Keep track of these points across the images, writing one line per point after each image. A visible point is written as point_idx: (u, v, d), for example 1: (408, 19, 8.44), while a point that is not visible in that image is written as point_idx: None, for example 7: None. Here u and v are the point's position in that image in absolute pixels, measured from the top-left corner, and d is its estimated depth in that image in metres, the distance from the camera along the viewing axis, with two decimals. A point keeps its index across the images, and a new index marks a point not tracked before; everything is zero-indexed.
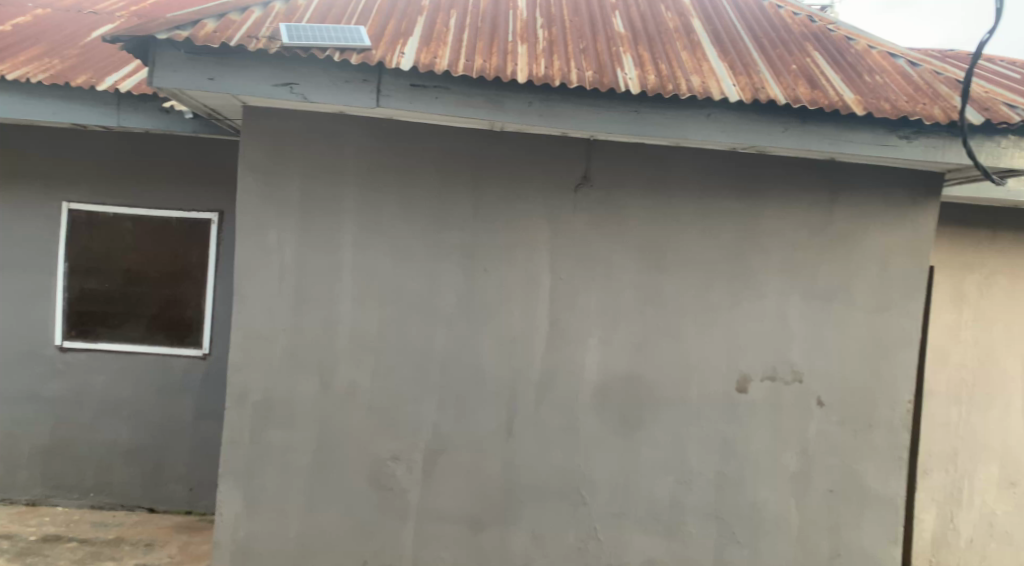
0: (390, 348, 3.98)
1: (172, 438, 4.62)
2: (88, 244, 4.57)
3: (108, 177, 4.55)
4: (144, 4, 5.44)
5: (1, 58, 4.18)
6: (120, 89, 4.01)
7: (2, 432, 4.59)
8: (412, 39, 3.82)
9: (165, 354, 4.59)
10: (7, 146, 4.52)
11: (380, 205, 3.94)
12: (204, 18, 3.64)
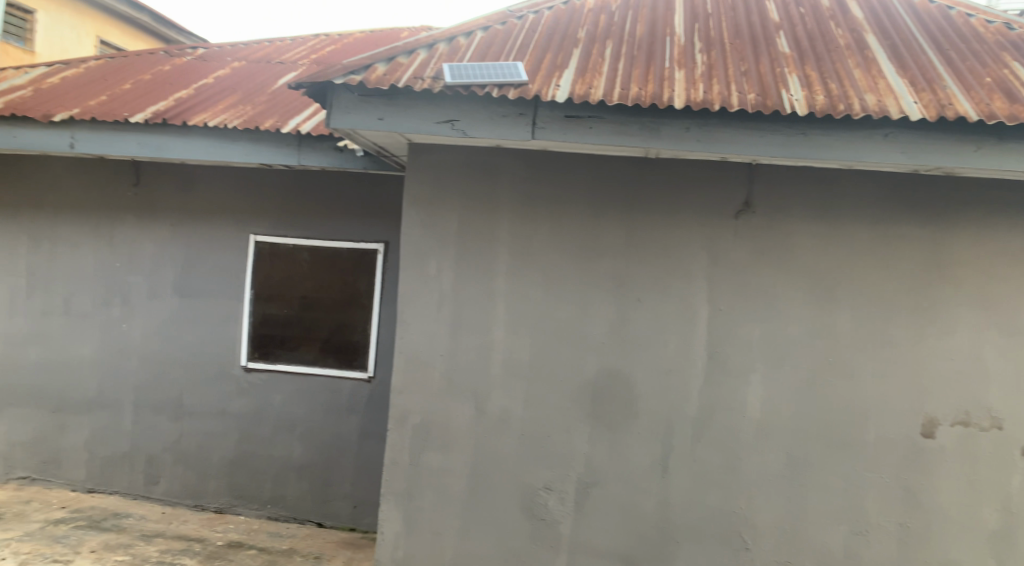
0: (544, 378, 3.99)
1: (341, 456, 4.90)
2: (271, 273, 4.99)
3: (289, 212, 4.97)
4: (323, 52, 5.95)
5: (204, 108, 4.72)
6: (301, 130, 4.37)
7: (196, 443, 5.06)
8: (567, 71, 3.86)
9: (337, 376, 4.89)
10: (206, 184, 5.06)
11: (534, 235, 3.99)
12: (375, 63, 3.85)
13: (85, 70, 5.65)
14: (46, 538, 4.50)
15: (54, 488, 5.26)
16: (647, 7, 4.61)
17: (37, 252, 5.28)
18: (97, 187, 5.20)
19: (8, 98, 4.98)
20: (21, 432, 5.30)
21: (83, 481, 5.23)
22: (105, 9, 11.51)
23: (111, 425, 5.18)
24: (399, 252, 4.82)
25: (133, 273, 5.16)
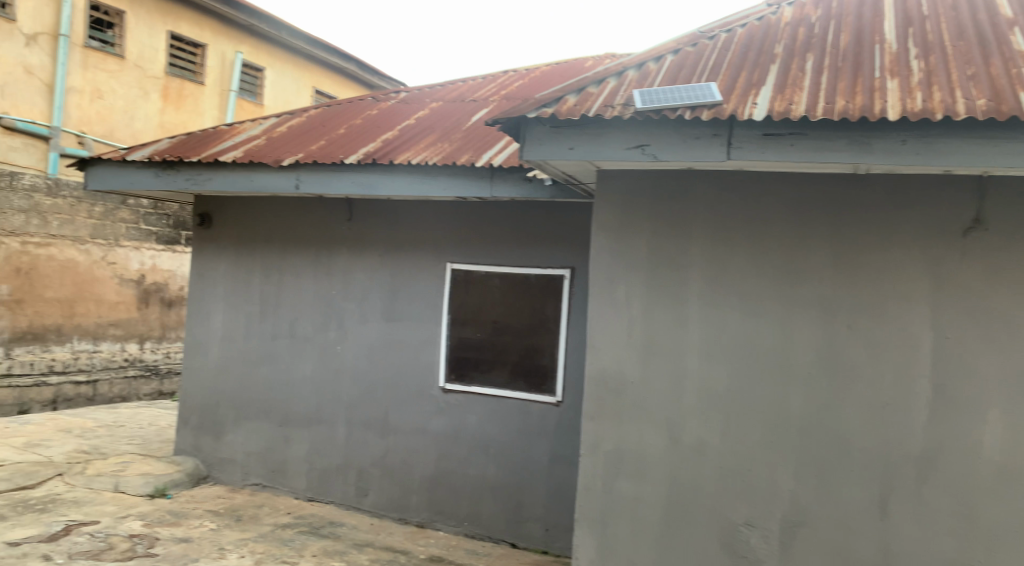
0: (744, 408, 3.82)
1: (533, 479, 4.97)
2: (466, 299, 5.22)
3: (482, 241, 5.18)
4: (512, 87, 6.21)
5: (407, 147, 5.06)
6: (492, 163, 4.54)
7: (400, 460, 5.37)
8: (765, 88, 3.71)
9: (527, 400, 4.99)
10: (407, 217, 5.42)
11: (730, 260, 3.85)
12: (566, 94, 3.92)
13: (306, 119, 6.27)
14: (275, 540, 4.95)
15: (281, 495, 5.80)
16: (851, 14, 4.33)
17: (269, 282, 5.92)
18: (316, 223, 5.74)
19: (246, 147, 5.65)
20: (254, 443, 5.92)
21: (304, 490, 5.72)
22: (322, 64, 13.41)
23: (327, 440, 5.64)
24: (587, 278, 4.86)
25: (346, 300, 5.62)
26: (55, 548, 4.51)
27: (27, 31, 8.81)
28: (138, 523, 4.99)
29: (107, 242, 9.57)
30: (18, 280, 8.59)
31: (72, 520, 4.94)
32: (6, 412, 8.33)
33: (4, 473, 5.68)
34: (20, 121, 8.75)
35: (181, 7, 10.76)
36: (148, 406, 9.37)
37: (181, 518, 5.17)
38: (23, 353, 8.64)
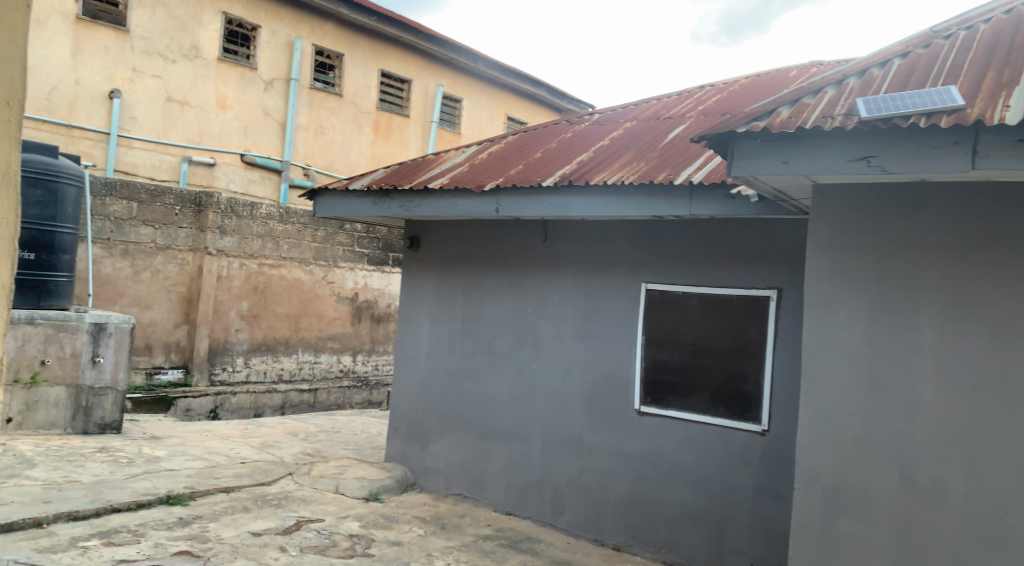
0: (991, 448, 3.42)
1: (735, 508, 4.76)
2: (661, 320, 5.13)
3: (680, 261, 5.08)
4: (709, 102, 6.08)
5: (605, 167, 5.10)
6: (692, 180, 4.43)
7: (596, 480, 5.37)
8: (1019, 88, 3.33)
9: (728, 426, 4.80)
10: (603, 237, 5.46)
11: (972, 282, 3.49)
12: (779, 107, 3.74)
13: (506, 145, 6.50)
14: (478, 551, 5.10)
15: (480, 507, 5.98)
16: None
17: (470, 300, 6.19)
18: (516, 244, 5.93)
19: (452, 174, 5.96)
20: (457, 454, 6.17)
21: (502, 503, 5.87)
22: (514, 91, 13.84)
23: (525, 456, 5.77)
24: (794, 300, 4.60)
25: (542, 319, 5.75)
26: (290, 541, 4.95)
27: (265, 78, 10.12)
28: (357, 524, 5.36)
29: (327, 263, 10.44)
30: (255, 297, 9.64)
31: (302, 517, 5.41)
32: (244, 414, 9.29)
33: (245, 469, 6.36)
34: (259, 157, 10.01)
35: (389, 47, 11.60)
36: (360, 414, 10.04)
37: (393, 522, 5.49)
38: (258, 363, 9.76)
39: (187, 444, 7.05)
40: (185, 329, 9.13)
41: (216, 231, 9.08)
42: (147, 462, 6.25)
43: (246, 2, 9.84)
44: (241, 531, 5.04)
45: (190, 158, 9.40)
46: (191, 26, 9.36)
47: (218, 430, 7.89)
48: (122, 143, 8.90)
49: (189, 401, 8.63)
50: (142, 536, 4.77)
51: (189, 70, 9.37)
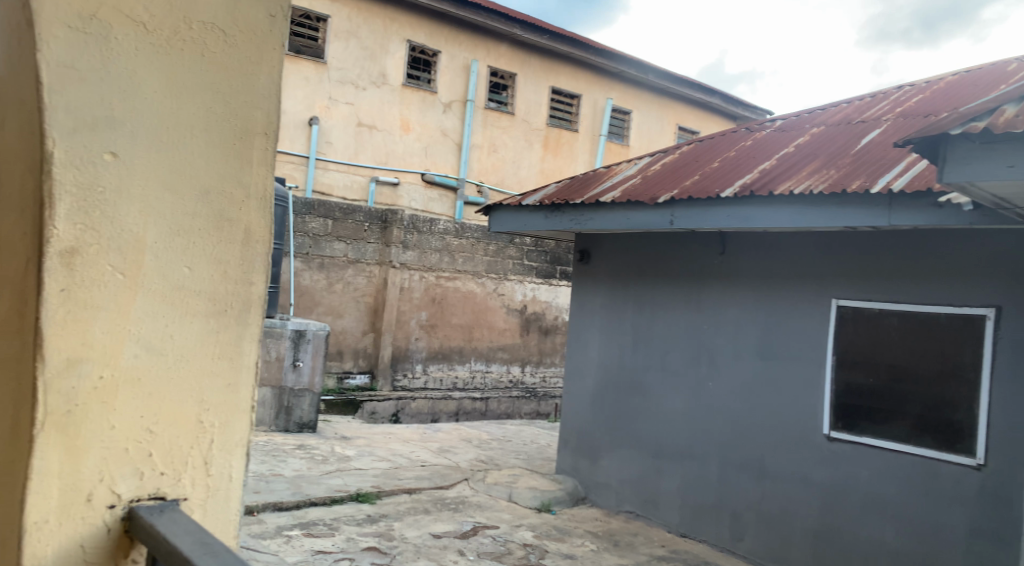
0: None
1: (943, 548, 4.32)
2: (855, 339, 4.80)
3: (875, 276, 4.73)
4: (908, 103, 5.63)
5: (790, 176, 4.85)
6: (892, 188, 4.10)
7: (780, 507, 5.09)
8: None
9: (934, 458, 4.38)
10: (788, 250, 5.20)
11: None
12: (1003, 105, 3.38)
13: (680, 156, 6.37)
14: None
15: (653, 526, 5.82)
16: None
17: (643, 314, 6.10)
18: (692, 257, 5.78)
19: (624, 186, 5.91)
20: (629, 470, 6.06)
21: (678, 525, 5.67)
22: (686, 101, 13.51)
23: (701, 476, 5.56)
24: (1015, 320, 4.13)
25: (720, 334, 5.56)
26: (467, 545, 5.08)
27: (444, 100, 10.59)
28: (530, 534, 5.41)
29: (498, 275, 10.63)
30: (433, 308, 10.06)
31: (478, 522, 5.54)
32: (422, 420, 9.43)
33: (425, 473, 6.62)
34: (437, 176, 10.46)
35: (560, 64, 11.75)
36: (529, 425, 9.82)
37: (566, 535, 5.48)
38: (435, 370, 10.14)
39: (372, 445, 7.47)
40: (371, 336, 9.69)
41: (399, 245, 9.59)
42: (339, 460, 6.67)
43: (428, 29, 10.36)
44: (423, 532, 5.24)
45: (377, 178, 9.99)
46: (379, 55, 9.98)
47: (400, 433, 8.27)
48: (319, 165, 9.62)
49: (374, 404, 9.01)
50: (335, 529, 5.09)
51: (376, 96, 9.99)
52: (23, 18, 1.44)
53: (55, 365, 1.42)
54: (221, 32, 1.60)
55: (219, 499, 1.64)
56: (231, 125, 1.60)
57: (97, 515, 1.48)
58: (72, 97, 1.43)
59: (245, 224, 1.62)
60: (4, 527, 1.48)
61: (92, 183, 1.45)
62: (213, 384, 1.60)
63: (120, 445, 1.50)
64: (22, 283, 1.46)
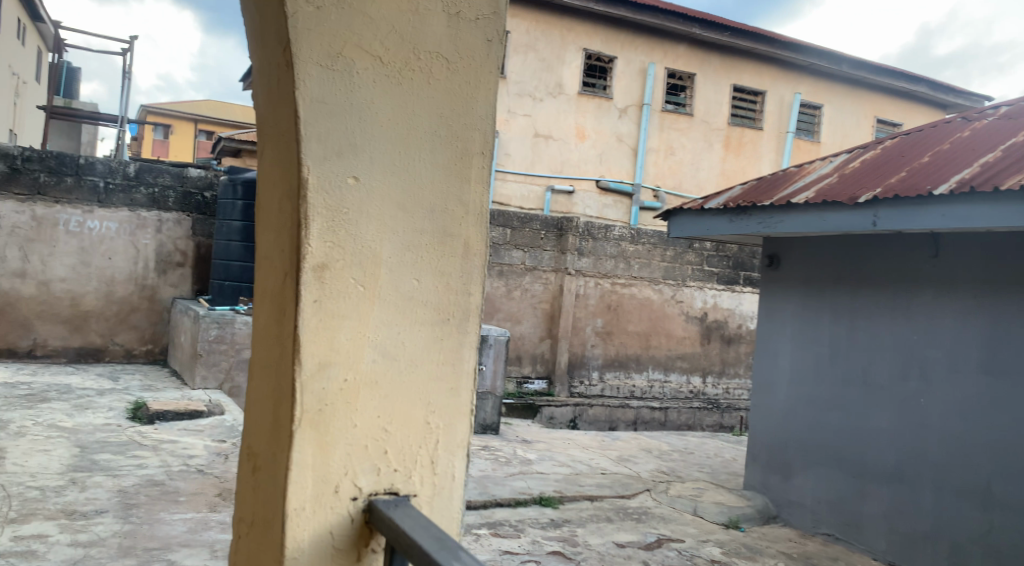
0: None
1: None
2: None
3: None
4: None
5: (1020, 169, 4.37)
6: None
7: (1012, 541, 4.58)
8: None
9: None
10: (1016, 253, 4.69)
11: None
12: None
13: (882, 151, 5.91)
14: None
15: (856, 552, 5.44)
16: None
17: (841, 324, 5.73)
18: (897, 260, 5.36)
19: (818, 186, 5.58)
20: (826, 490, 5.71)
21: (884, 552, 5.27)
22: (886, 91, 12.50)
23: (911, 501, 5.13)
24: None
25: (932, 346, 5.10)
26: (652, 557, 5.01)
27: (620, 106, 10.57)
28: (718, 550, 5.22)
29: (676, 282, 10.11)
30: (609, 315, 9.77)
31: (663, 534, 5.43)
32: (601, 426, 9.35)
33: (606, 481, 6.47)
34: (612, 182, 10.47)
35: (743, 61, 11.33)
36: (712, 437, 9.30)
37: (757, 554, 5.22)
38: (612, 378, 9.83)
39: (553, 450, 7.44)
40: (548, 342, 9.55)
41: (574, 252, 9.44)
42: (522, 463, 6.78)
43: (605, 36, 10.39)
44: (607, 540, 5.23)
45: (552, 187, 10.22)
46: (557, 65, 10.14)
47: (579, 439, 8.17)
48: (498, 178, 10.01)
49: (552, 409, 9.08)
50: (521, 531, 5.20)
51: (554, 106, 10.17)
52: (283, 61, 1.62)
53: (310, 367, 1.59)
54: (445, 59, 1.69)
55: (444, 497, 1.75)
56: (453, 145, 1.70)
57: (343, 505, 1.64)
58: (324, 129, 1.59)
59: (465, 238, 1.72)
60: (268, 511, 1.67)
61: (339, 205, 1.61)
62: (437, 388, 1.71)
63: (361, 440, 1.65)
64: (282, 295, 1.65)
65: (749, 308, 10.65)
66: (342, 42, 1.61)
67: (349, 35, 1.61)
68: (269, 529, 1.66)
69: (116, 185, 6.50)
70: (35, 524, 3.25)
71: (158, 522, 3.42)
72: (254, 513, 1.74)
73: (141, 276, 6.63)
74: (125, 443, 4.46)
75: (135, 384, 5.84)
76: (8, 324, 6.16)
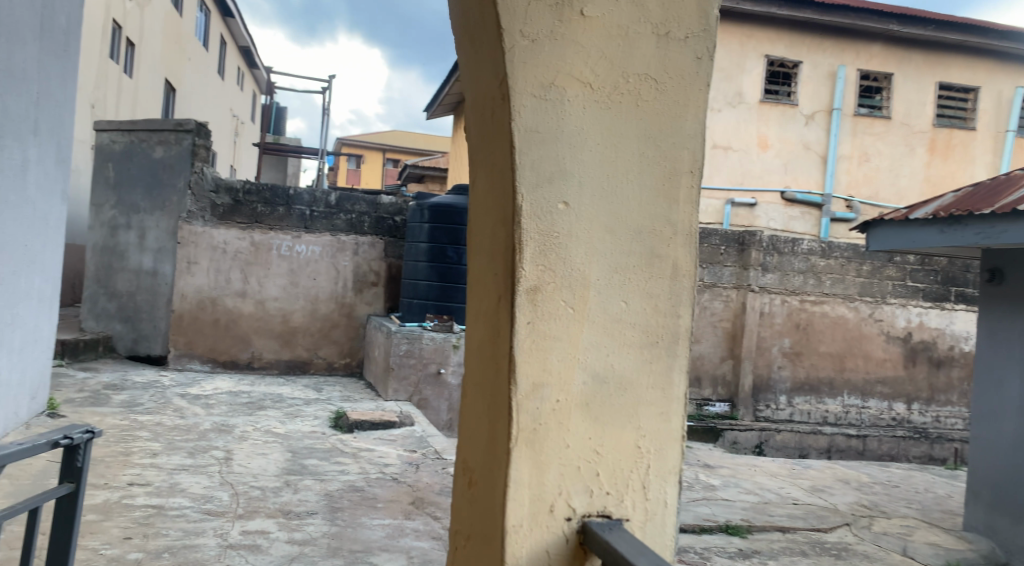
0: None
1: None
2: None
3: None
4: None
5: None
6: None
7: None
8: None
9: None
10: None
11: None
12: None
13: None
14: None
15: None
16: None
17: None
18: None
19: None
20: None
21: None
22: None
23: None
24: None
25: None
26: None
27: (806, 112, 10.04)
28: None
29: (875, 299, 9.30)
30: (797, 334, 9.23)
31: None
32: (790, 454, 8.82)
33: (799, 512, 5.98)
34: (799, 193, 9.95)
35: (949, 55, 10.37)
36: (919, 469, 8.43)
37: None
38: (802, 403, 9.29)
39: (739, 476, 7.04)
40: (731, 363, 9.20)
41: (758, 268, 9.02)
42: (705, 488, 6.47)
43: (788, 40, 9.92)
44: None
45: (733, 200, 9.84)
46: (736, 74, 9.81)
47: (766, 466, 7.64)
48: None
49: (736, 433, 8.71)
50: (707, 560, 4.87)
51: (733, 116, 9.83)
52: (498, 93, 1.69)
53: (525, 387, 1.65)
54: (653, 82, 1.71)
55: (656, 523, 1.75)
56: (661, 167, 1.72)
57: (558, 525, 1.68)
58: (537, 157, 1.65)
59: (674, 259, 1.72)
60: (484, 528, 1.74)
61: (551, 229, 1.66)
62: (647, 411, 1.73)
63: (574, 461, 1.69)
64: (496, 317, 1.71)
65: (963, 327, 9.51)
66: (554, 72, 1.66)
67: (561, 65, 1.67)
68: (487, 545, 1.72)
69: (319, 212, 7.11)
70: (259, 521, 3.58)
71: (361, 526, 3.64)
72: (471, 528, 1.81)
73: (341, 295, 7.13)
74: (329, 450, 4.80)
75: (337, 394, 6.30)
76: (232, 338, 6.85)
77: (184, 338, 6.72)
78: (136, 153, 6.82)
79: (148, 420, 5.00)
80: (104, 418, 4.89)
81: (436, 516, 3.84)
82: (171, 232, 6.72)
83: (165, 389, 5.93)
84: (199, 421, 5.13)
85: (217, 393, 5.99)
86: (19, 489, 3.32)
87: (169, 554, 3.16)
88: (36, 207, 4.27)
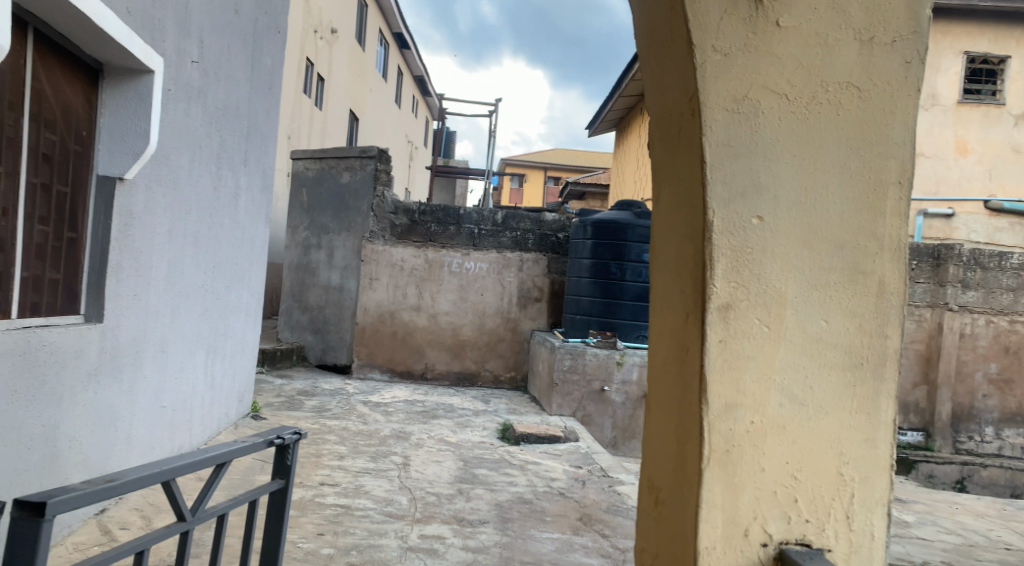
0: None
1: None
2: None
3: None
4: None
5: None
6: None
7: None
8: None
9: None
10: None
11: None
12: None
13: None
14: None
15: None
16: None
17: None
18: None
19: None
20: None
21: None
22: None
23: None
24: None
25: None
26: None
27: (1015, 112, 9.09)
28: None
29: None
30: (1006, 359, 8.30)
31: None
32: (999, 492, 7.97)
33: (1013, 558, 5.35)
34: (1007, 201, 9.02)
35: None
36: None
37: None
38: (1013, 435, 8.30)
39: (937, 513, 6.42)
40: (925, 389, 8.46)
41: (957, 285, 8.23)
42: (898, 525, 5.93)
43: (994, 34, 9.01)
44: None
45: (925, 210, 9.11)
46: (930, 74, 9.11)
47: (970, 504, 6.91)
48: None
49: (932, 467, 8.00)
50: None
51: (926, 120, 9.14)
52: (687, 109, 1.67)
53: (717, 408, 1.61)
54: (856, 90, 1.64)
55: (862, 557, 1.65)
56: (866, 179, 1.64)
57: (754, 549, 1.62)
58: (730, 171, 1.62)
59: (880, 276, 1.63)
60: (674, 549, 1.71)
61: (744, 245, 1.62)
62: (851, 436, 1.64)
63: (769, 486, 1.63)
64: (684, 335, 1.69)
65: None
66: (748, 85, 1.62)
67: (754, 77, 1.63)
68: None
69: (485, 230, 7.28)
70: (436, 526, 3.73)
71: (531, 538, 3.69)
72: (658, 547, 1.78)
73: (506, 310, 7.29)
74: (498, 460, 4.92)
75: (503, 407, 6.44)
76: (408, 349, 7.20)
77: (366, 348, 7.17)
78: (327, 179, 7.41)
79: (336, 425, 5.35)
80: (298, 422, 5.31)
81: (605, 534, 3.80)
82: (355, 250, 7.19)
83: (350, 396, 6.33)
84: (380, 428, 5.43)
85: (395, 401, 6.32)
86: (232, 484, 3.68)
87: (357, 551, 3.36)
88: (245, 228, 4.72)
